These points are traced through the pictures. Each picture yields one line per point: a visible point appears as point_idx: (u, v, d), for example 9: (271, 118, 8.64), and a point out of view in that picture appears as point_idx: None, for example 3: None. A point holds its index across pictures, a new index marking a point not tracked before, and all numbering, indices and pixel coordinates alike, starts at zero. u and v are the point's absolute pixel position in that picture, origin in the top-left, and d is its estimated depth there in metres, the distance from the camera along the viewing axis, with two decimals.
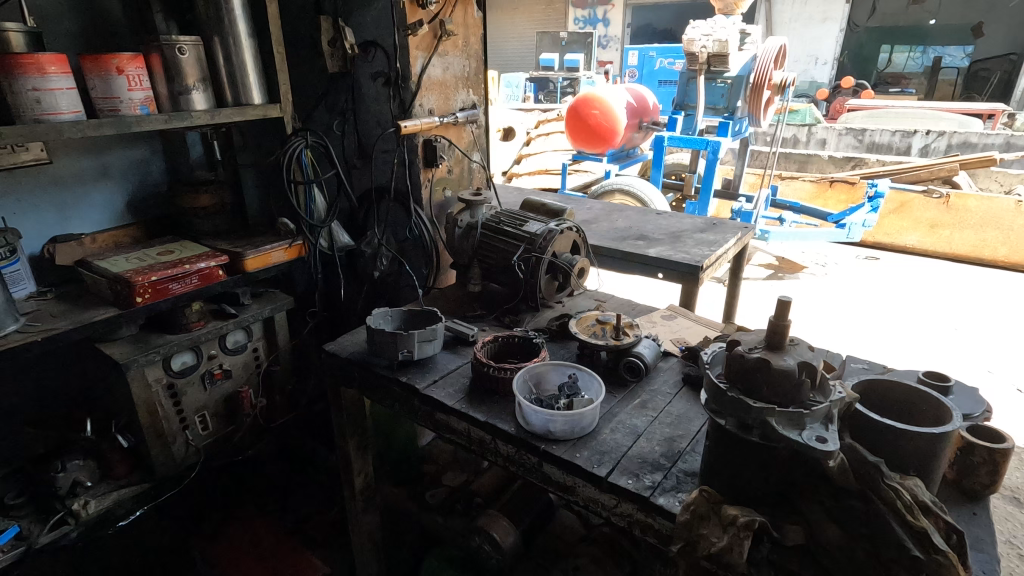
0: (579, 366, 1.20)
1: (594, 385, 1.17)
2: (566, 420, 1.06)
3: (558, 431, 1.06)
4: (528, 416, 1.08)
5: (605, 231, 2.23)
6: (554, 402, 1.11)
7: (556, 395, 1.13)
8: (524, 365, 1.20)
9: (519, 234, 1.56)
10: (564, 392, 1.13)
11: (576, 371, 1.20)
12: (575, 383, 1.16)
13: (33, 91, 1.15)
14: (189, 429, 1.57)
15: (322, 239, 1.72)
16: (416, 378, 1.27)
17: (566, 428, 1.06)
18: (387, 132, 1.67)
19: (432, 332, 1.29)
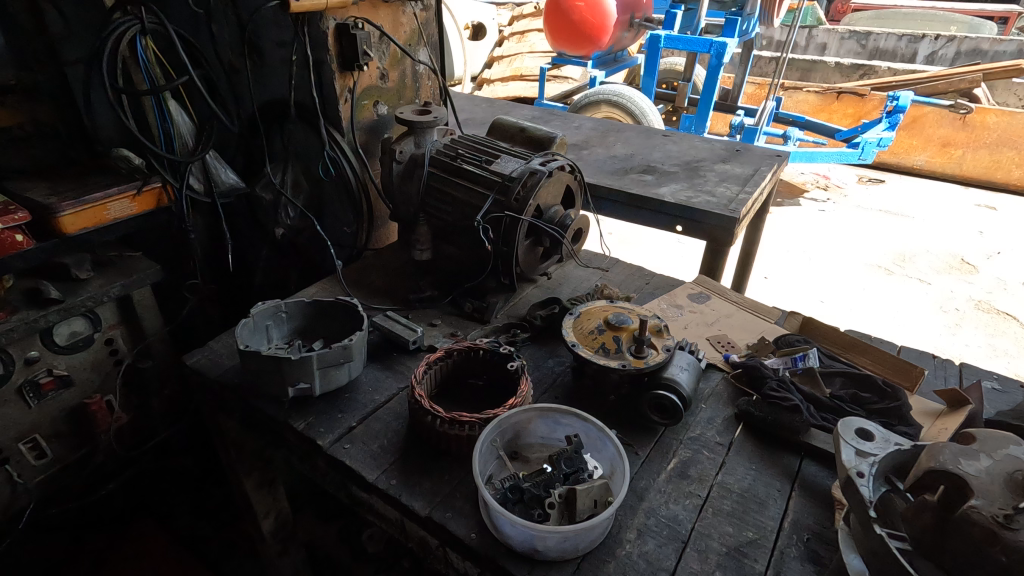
0: (583, 413, 0.74)
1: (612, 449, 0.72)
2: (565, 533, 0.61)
3: (552, 552, 0.62)
4: (500, 523, 0.63)
5: (599, 163, 1.69)
6: (544, 491, 0.66)
7: (547, 475, 0.68)
8: (494, 414, 0.73)
9: (485, 179, 1.04)
10: (560, 468, 0.68)
11: (579, 421, 0.74)
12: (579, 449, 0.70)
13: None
14: (13, 462, 1.09)
15: (194, 181, 1.16)
16: (322, 426, 0.80)
17: (566, 545, 0.62)
18: (279, 13, 1.07)
19: (343, 351, 0.80)
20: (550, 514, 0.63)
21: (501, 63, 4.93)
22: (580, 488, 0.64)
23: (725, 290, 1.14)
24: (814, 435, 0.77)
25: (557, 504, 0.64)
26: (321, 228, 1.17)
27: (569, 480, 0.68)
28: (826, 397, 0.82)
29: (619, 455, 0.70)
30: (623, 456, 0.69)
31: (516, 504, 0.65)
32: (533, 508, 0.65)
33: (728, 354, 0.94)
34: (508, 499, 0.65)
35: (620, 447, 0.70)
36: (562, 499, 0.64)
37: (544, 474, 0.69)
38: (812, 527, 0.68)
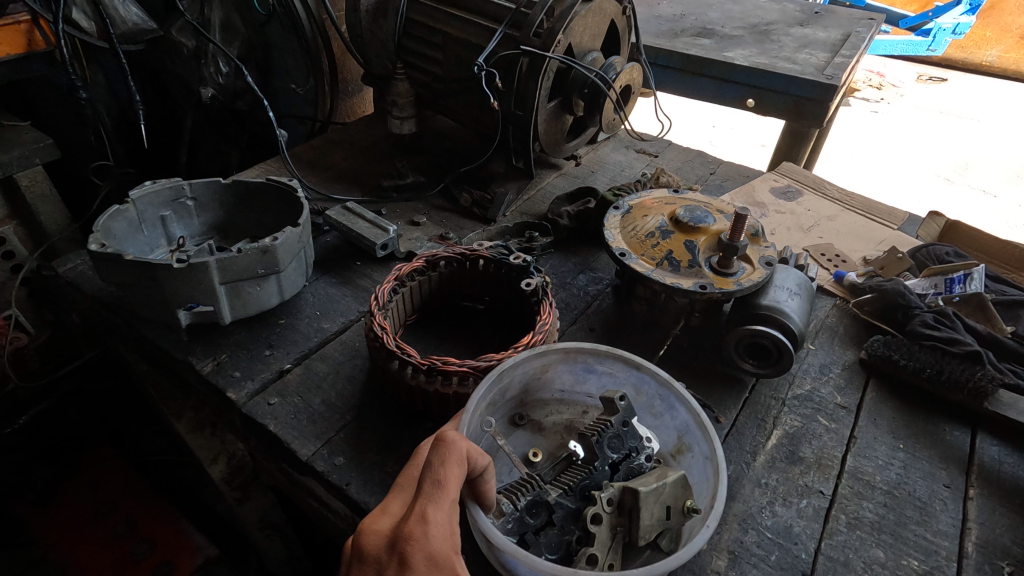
0: (633, 357, 0.47)
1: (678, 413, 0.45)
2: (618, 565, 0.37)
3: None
4: (513, 566, 0.38)
5: (642, 23, 1.30)
6: (580, 496, 0.40)
7: (582, 467, 0.41)
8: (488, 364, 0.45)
9: (492, 7, 0.70)
10: (602, 455, 0.41)
11: (626, 369, 0.47)
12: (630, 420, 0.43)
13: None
14: None
15: (78, 13, 0.81)
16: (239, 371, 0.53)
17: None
18: None
19: (265, 259, 0.51)
20: (596, 537, 0.37)
21: None
22: (646, 492, 0.37)
23: (823, 183, 0.83)
24: (1001, 399, 0.49)
25: (608, 517, 0.38)
26: (253, 80, 0.82)
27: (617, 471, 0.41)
28: (1010, 339, 0.54)
29: (697, 424, 0.43)
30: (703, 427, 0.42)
31: (542, 531, 0.39)
32: (570, 532, 0.39)
33: (841, 271, 0.65)
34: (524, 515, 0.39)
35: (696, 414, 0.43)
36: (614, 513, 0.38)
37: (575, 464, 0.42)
38: (1011, 552, 0.42)
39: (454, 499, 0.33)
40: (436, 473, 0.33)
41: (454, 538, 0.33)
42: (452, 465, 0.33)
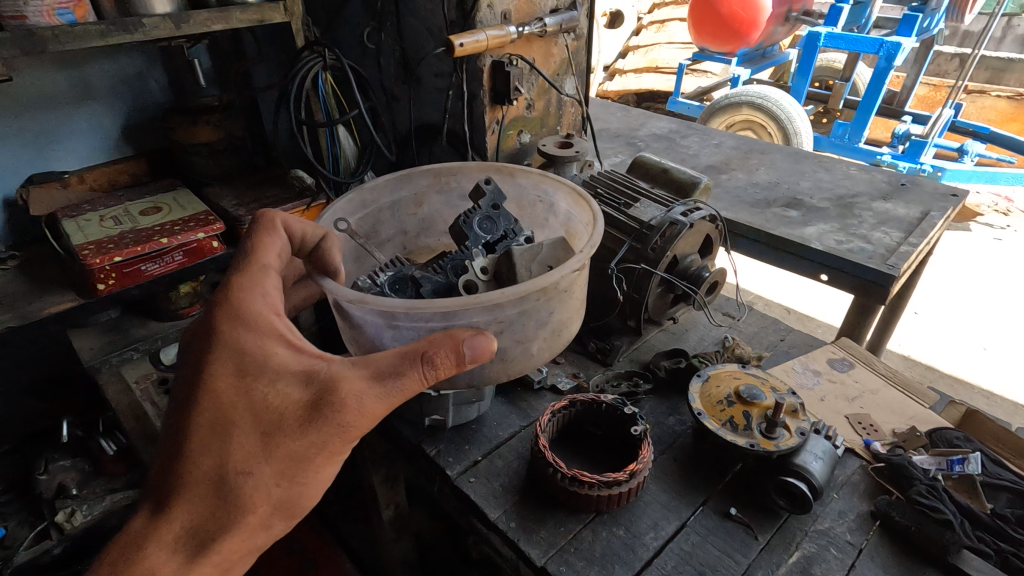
0: (504, 172, 0.91)
1: (555, 203, 0.91)
2: (492, 323, 0.69)
3: (508, 347, 0.73)
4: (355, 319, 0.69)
5: (739, 192, 1.60)
6: (464, 262, 0.81)
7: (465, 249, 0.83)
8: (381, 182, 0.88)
9: (623, 223, 1.03)
10: (478, 233, 0.83)
11: (502, 180, 0.92)
12: (496, 206, 0.86)
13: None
14: None
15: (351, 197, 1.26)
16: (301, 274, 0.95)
17: (523, 328, 0.73)
18: (441, 46, 1.12)
19: (475, 392, 0.86)
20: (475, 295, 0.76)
21: (637, 53, 4.82)
22: (517, 258, 0.75)
23: (873, 359, 1.06)
24: (965, 558, 0.70)
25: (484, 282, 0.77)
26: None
27: (492, 242, 0.84)
28: (987, 515, 0.75)
29: (569, 198, 0.86)
30: (576, 194, 0.85)
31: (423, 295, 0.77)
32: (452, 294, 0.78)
33: (870, 440, 0.87)
34: (402, 283, 0.78)
35: (569, 195, 0.87)
36: (495, 267, 0.79)
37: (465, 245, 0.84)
38: None
39: (261, 265, 0.70)
40: (255, 248, 0.71)
41: (266, 301, 0.66)
42: (262, 240, 0.72)
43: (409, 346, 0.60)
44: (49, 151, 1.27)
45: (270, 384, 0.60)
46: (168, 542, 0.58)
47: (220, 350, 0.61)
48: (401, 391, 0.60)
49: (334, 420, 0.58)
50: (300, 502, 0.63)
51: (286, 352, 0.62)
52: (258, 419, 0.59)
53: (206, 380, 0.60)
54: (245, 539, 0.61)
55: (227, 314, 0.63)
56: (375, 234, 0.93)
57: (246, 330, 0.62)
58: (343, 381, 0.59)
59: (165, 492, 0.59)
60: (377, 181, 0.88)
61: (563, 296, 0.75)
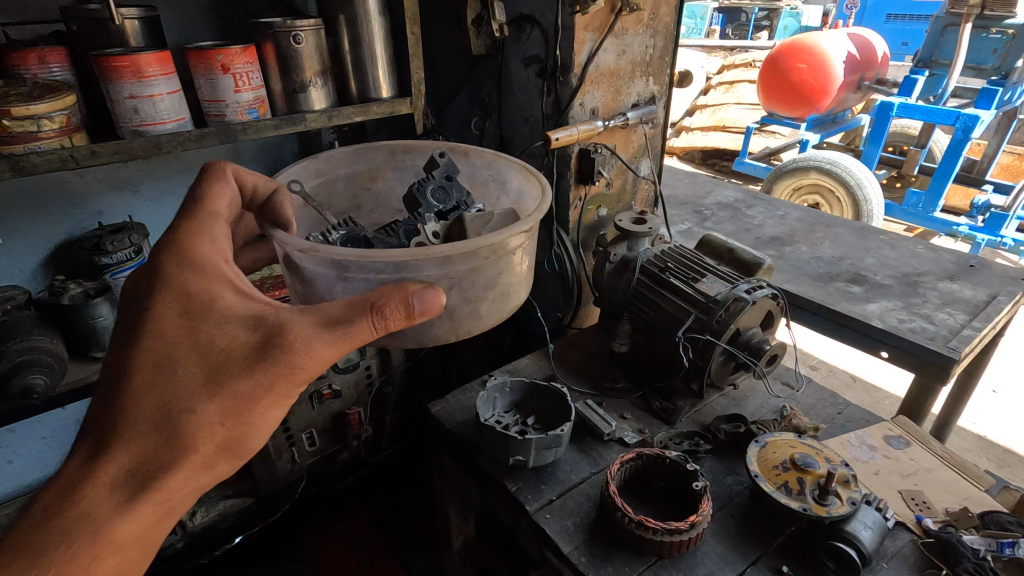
0: (464, 151, 1.06)
1: (505, 180, 1.04)
2: (444, 277, 0.78)
3: (457, 303, 0.84)
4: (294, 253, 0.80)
5: (802, 265, 1.68)
6: (416, 227, 0.91)
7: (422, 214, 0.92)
8: (335, 151, 1.02)
9: (690, 296, 1.16)
10: (431, 201, 0.95)
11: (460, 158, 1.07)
12: (449, 178, 0.98)
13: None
14: (297, 445, 1.50)
15: None
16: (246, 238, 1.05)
17: (469, 287, 0.83)
18: (536, 133, 1.32)
19: (555, 438, 0.99)
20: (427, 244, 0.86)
21: (704, 111, 4.94)
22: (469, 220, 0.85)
23: (929, 439, 1.11)
24: None
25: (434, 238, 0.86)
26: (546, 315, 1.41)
27: (446, 210, 0.95)
28: None
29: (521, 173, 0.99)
30: (526, 171, 0.97)
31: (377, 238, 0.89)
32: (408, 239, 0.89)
33: (921, 515, 0.93)
34: (357, 241, 0.89)
35: (518, 172, 1.00)
36: (447, 232, 0.87)
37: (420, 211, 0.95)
38: None
39: (211, 215, 0.80)
40: (202, 200, 0.82)
41: (213, 248, 0.74)
42: (214, 192, 0.84)
43: (359, 297, 0.66)
44: None
45: (212, 322, 0.66)
46: (112, 475, 0.63)
47: (167, 290, 0.67)
48: (349, 337, 0.65)
49: (280, 361, 0.64)
50: (246, 444, 0.68)
51: (234, 298, 0.68)
52: (204, 358, 0.64)
53: (154, 320, 0.66)
54: (187, 478, 0.66)
55: (175, 257, 0.71)
56: (328, 202, 1.06)
57: (188, 273, 0.69)
58: (291, 326, 0.64)
59: (105, 430, 0.63)
60: (335, 153, 1.02)
61: (509, 260, 0.86)
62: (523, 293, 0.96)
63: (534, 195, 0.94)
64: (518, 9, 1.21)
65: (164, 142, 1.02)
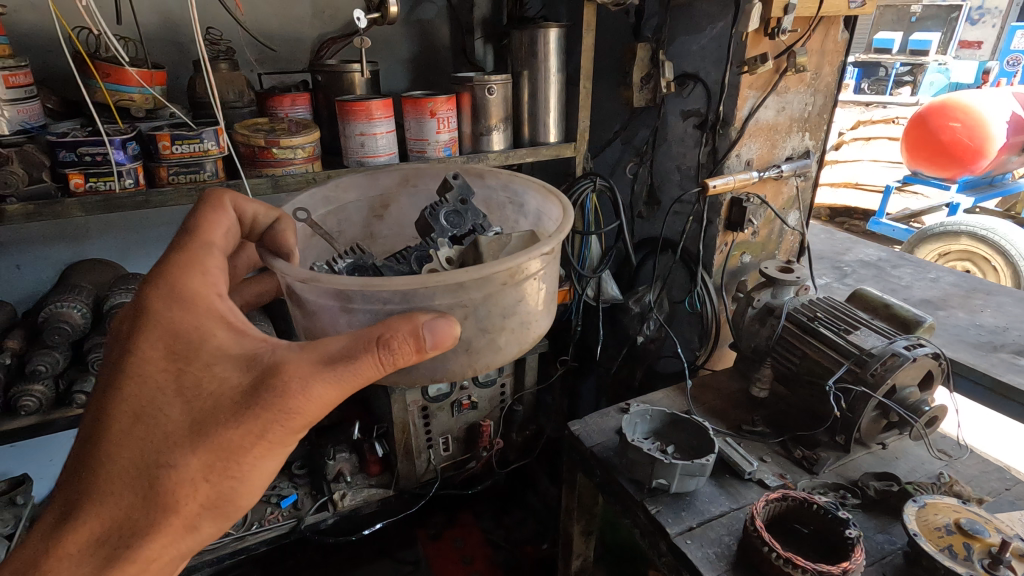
0: (478, 173, 1.01)
1: (523, 203, 0.97)
2: (456, 306, 0.71)
3: (472, 336, 0.74)
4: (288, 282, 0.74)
5: (959, 331, 1.60)
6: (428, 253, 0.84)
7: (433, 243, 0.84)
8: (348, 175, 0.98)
9: (843, 347, 1.16)
10: (444, 225, 0.88)
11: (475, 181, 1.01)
12: (463, 201, 0.91)
13: (265, 143, 1.13)
14: (433, 448, 1.64)
15: (589, 289, 1.55)
16: (249, 272, 1.02)
17: (486, 316, 0.74)
18: (688, 180, 1.40)
19: (699, 467, 1.03)
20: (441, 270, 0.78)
21: (835, 167, 4.73)
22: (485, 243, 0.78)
23: None
24: None
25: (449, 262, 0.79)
26: (682, 350, 1.47)
27: (460, 236, 0.89)
28: None
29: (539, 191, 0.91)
30: (545, 190, 0.90)
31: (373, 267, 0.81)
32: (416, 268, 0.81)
33: None
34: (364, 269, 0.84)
35: (536, 192, 0.93)
36: (460, 258, 0.82)
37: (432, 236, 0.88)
38: None
39: (206, 245, 0.78)
40: (199, 229, 0.80)
41: (206, 280, 0.73)
42: (215, 221, 0.82)
43: (363, 331, 0.65)
44: None
45: (203, 361, 0.67)
46: (84, 539, 0.67)
47: (150, 329, 0.69)
48: (349, 374, 0.65)
49: (266, 404, 0.65)
50: (233, 501, 0.70)
51: (226, 336, 0.69)
52: (187, 404, 0.66)
53: (139, 361, 0.68)
54: (167, 545, 0.68)
55: (163, 291, 0.71)
56: (339, 231, 1.00)
57: (175, 311, 0.70)
58: (286, 366, 0.65)
59: (78, 493, 0.68)
60: (343, 179, 0.97)
61: (529, 286, 0.77)
62: (545, 322, 0.86)
63: (556, 216, 0.86)
64: (684, 68, 1.32)
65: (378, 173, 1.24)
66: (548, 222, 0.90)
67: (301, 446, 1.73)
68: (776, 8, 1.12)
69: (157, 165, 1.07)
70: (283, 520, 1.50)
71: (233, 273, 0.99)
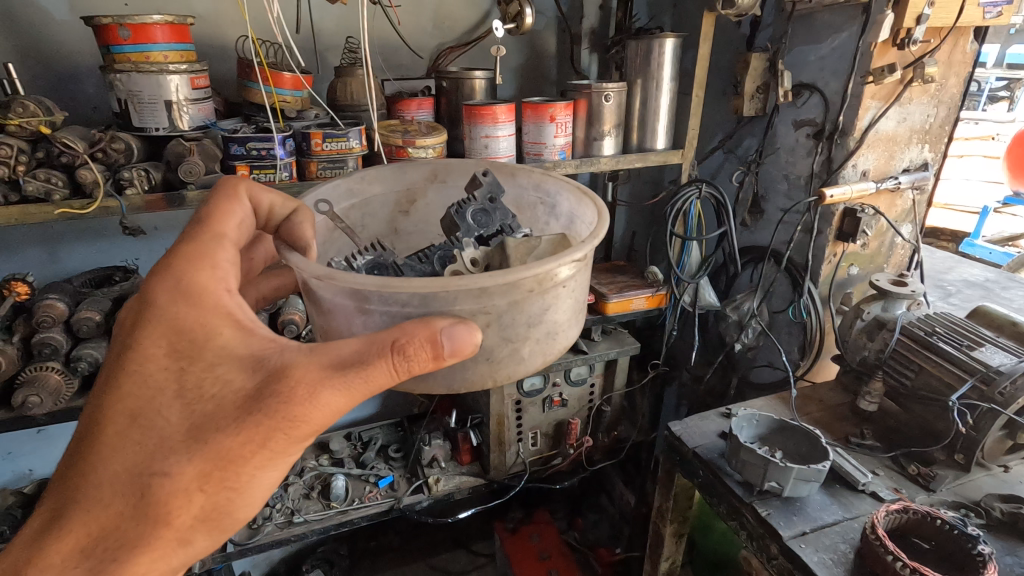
0: (511, 170, 0.94)
1: (556, 205, 0.91)
2: (479, 313, 0.66)
3: (495, 345, 0.70)
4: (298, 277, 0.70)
5: None
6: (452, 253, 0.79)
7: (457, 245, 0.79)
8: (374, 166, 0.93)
9: (966, 363, 1.13)
10: (471, 224, 0.84)
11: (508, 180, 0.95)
12: (493, 200, 0.87)
13: (401, 142, 1.23)
14: (523, 442, 1.69)
15: (686, 295, 1.57)
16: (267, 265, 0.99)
17: (511, 325, 0.69)
18: (797, 190, 1.40)
19: (815, 472, 1.03)
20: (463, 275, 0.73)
21: None
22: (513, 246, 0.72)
23: None
24: None
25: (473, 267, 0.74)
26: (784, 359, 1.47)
27: (486, 236, 0.85)
28: None
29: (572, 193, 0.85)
30: (578, 191, 0.83)
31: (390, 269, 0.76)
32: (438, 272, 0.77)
33: None
34: (384, 268, 0.78)
35: (569, 190, 0.86)
36: (487, 260, 0.77)
37: (457, 235, 0.84)
38: None
39: (214, 235, 0.76)
40: (206, 220, 0.77)
41: (214, 274, 0.71)
42: (225, 214, 0.79)
43: (380, 335, 0.62)
44: None
45: (207, 361, 0.65)
46: (67, 551, 0.64)
47: (154, 324, 0.67)
48: (359, 380, 0.62)
49: (268, 411, 0.62)
50: (229, 513, 0.67)
51: (233, 334, 0.67)
52: (187, 407, 0.64)
53: (141, 357, 0.66)
54: (156, 560, 0.65)
55: (168, 284, 0.69)
56: (363, 225, 0.94)
57: (179, 307, 0.67)
58: (293, 369, 0.62)
59: (68, 500, 0.65)
60: (371, 171, 0.92)
61: (557, 293, 0.71)
62: (573, 332, 0.80)
63: (590, 220, 0.80)
64: (801, 78, 1.33)
65: None
66: (582, 224, 0.83)
67: (395, 433, 1.86)
68: (908, 19, 1.12)
69: (307, 160, 1.19)
70: (383, 499, 1.60)
71: (249, 266, 0.94)
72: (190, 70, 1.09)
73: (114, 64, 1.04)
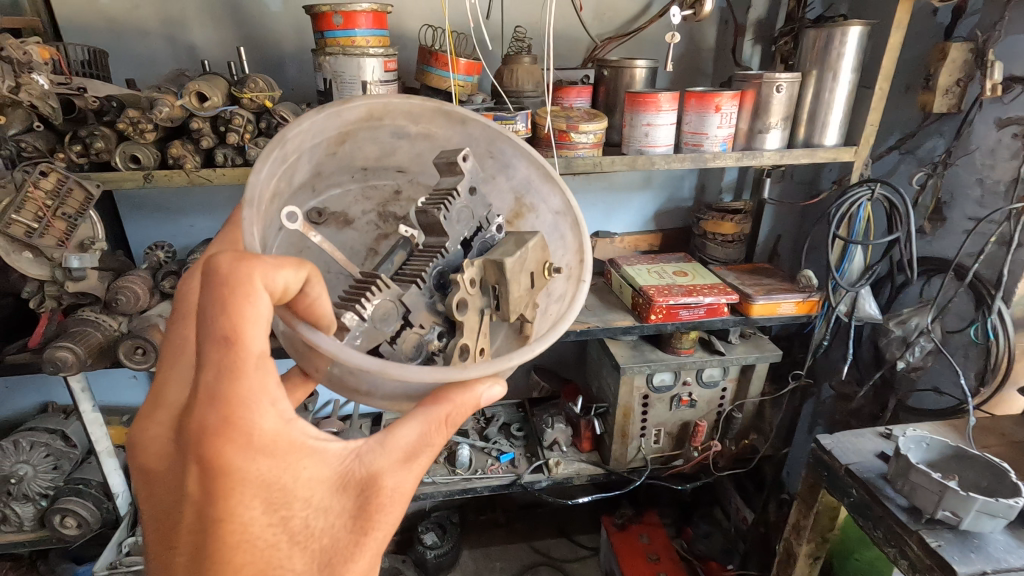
0: (452, 111, 0.76)
1: (511, 167, 0.81)
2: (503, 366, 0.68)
3: None
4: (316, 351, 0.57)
5: None
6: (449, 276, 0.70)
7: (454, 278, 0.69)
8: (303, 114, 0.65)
9: None
10: (457, 232, 0.71)
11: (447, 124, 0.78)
12: (472, 189, 0.74)
13: (565, 127, 1.26)
14: (646, 437, 1.67)
15: (843, 304, 1.46)
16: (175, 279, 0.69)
17: None
18: (994, 196, 1.26)
19: (1005, 508, 0.92)
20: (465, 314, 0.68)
21: None
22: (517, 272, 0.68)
23: None
24: None
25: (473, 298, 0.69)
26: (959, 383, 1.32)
27: (470, 237, 0.74)
28: None
29: (539, 171, 0.80)
30: (547, 174, 0.79)
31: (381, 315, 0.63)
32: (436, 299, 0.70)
33: None
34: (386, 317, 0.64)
35: (533, 167, 0.80)
36: (482, 274, 0.70)
37: (444, 246, 0.71)
38: None
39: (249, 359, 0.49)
40: (228, 334, 0.48)
41: (273, 405, 0.52)
42: (243, 318, 0.48)
43: (428, 411, 0.62)
44: (614, 218, 1.81)
45: (301, 499, 0.56)
46: None
47: (237, 492, 0.52)
48: (426, 457, 0.64)
49: (381, 519, 0.61)
50: None
51: (313, 463, 0.56)
52: (307, 550, 0.57)
53: (234, 525, 0.52)
54: None
55: (237, 441, 0.50)
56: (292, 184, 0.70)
57: (259, 462, 0.52)
58: (383, 476, 0.60)
59: None
60: (305, 126, 0.65)
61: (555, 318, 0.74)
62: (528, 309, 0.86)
63: (556, 205, 0.81)
64: (1013, 71, 1.19)
65: (656, 162, 1.31)
66: (545, 206, 0.83)
67: (518, 413, 1.92)
68: None
69: None
70: (504, 473, 1.66)
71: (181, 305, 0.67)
72: (385, 54, 1.20)
73: (326, 48, 1.18)
